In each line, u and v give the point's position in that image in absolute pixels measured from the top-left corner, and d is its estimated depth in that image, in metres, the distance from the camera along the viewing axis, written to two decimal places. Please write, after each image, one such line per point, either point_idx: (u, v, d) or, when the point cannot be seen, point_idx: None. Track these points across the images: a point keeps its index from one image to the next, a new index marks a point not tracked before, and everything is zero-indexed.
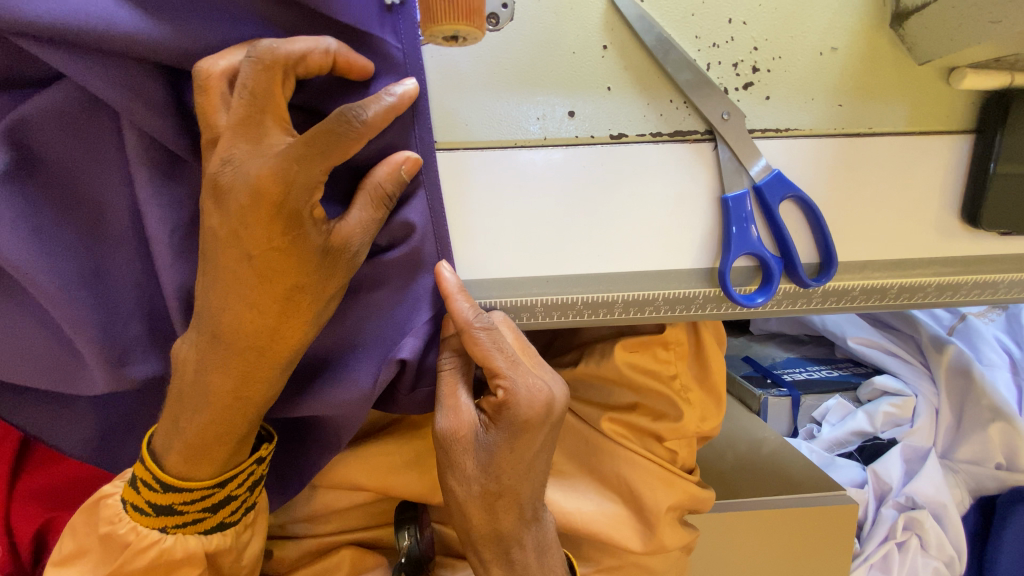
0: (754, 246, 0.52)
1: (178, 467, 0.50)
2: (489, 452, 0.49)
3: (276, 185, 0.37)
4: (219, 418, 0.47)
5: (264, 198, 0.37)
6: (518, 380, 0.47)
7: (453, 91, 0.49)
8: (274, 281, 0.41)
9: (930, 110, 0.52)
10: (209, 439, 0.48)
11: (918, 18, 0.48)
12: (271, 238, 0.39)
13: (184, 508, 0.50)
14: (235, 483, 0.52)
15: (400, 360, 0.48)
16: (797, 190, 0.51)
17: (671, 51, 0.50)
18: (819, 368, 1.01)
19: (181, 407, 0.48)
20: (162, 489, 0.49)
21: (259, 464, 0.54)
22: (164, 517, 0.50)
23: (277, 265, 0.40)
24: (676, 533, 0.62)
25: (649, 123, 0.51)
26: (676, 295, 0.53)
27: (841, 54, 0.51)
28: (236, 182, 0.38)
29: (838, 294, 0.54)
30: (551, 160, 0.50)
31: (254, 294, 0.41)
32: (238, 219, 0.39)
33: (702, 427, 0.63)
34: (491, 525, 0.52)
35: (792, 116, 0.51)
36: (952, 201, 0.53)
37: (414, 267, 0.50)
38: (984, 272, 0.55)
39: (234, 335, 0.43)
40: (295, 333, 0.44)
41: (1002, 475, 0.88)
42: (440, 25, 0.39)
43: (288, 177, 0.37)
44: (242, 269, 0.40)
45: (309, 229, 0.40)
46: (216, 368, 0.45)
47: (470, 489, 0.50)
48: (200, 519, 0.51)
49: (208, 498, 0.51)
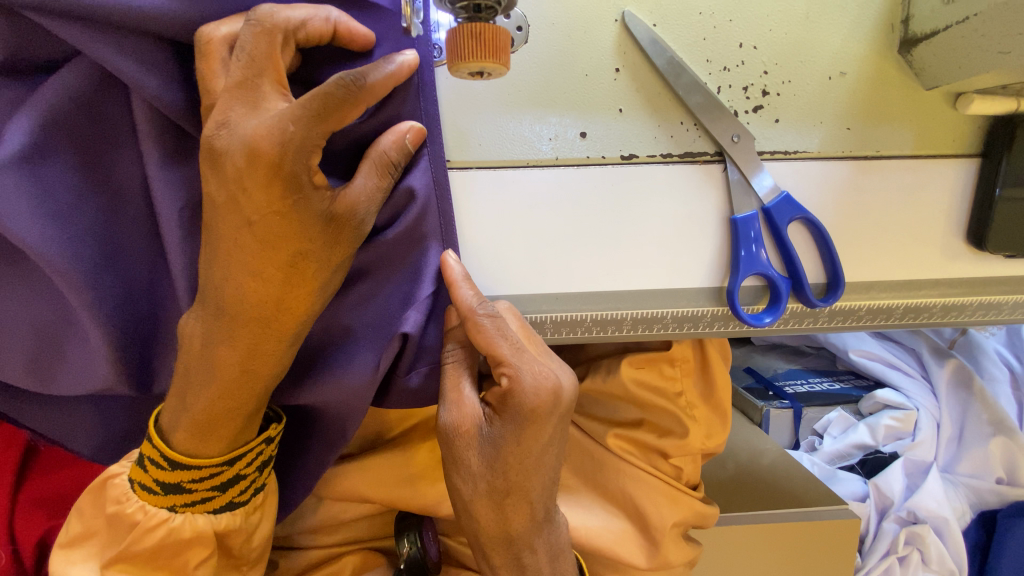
0: (763, 267, 0.52)
1: (185, 445, 0.49)
2: (495, 446, 0.48)
3: (271, 145, 0.36)
4: (227, 394, 0.47)
5: (259, 159, 0.37)
6: (522, 366, 0.46)
7: (467, 110, 0.50)
8: (276, 246, 0.40)
9: (937, 133, 0.53)
10: (216, 415, 0.48)
11: (926, 46, 0.49)
12: (272, 201, 0.38)
13: (192, 486, 0.50)
14: (243, 462, 0.51)
15: (403, 333, 0.48)
16: (805, 212, 0.52)
17: (682, 74, 0.50)
18: (821, 380, 1.02)
19: (186, 383, 0.47)
20: (170, 467, 0.49)
21: (268, 443, 0.53)
22: (173, 496, 0.50)
23: (279, 230, 0.39)
24: (680, 549, 0.62)
25: (660, 144, 0.51)
26: (684, 313, 0.53)
27: (849, 78, 0.52)
28: (232, 146, 0.37)
29: (845, 313, 0.55)
30: (563, 178, 0.51)
31: (257, 262, 0.41)
32: (236, 184, 0.38)
33: (708, 443, 0.63)
34: (500, 525, 0.52)
35: (800, 138, 0.52)
36: (957, 224, 0.54)
37: (417, 240, 0.49)
38: (988, 294, 0.55)
39: (237, 305, 0.42)
40: (300, 303, 0.43)
41: (1002, 489, 0.89)
42: (468, 62, 0.38)
43: (284, 136, 0.36)
44: (243, 234, 0.40)
45: (309, 193, 0.39)
46: (222, 340, 0.44)
47: (476, 488, 0.50)
48: (208, 499, 0.51)
49: (216, 476, 0.50)
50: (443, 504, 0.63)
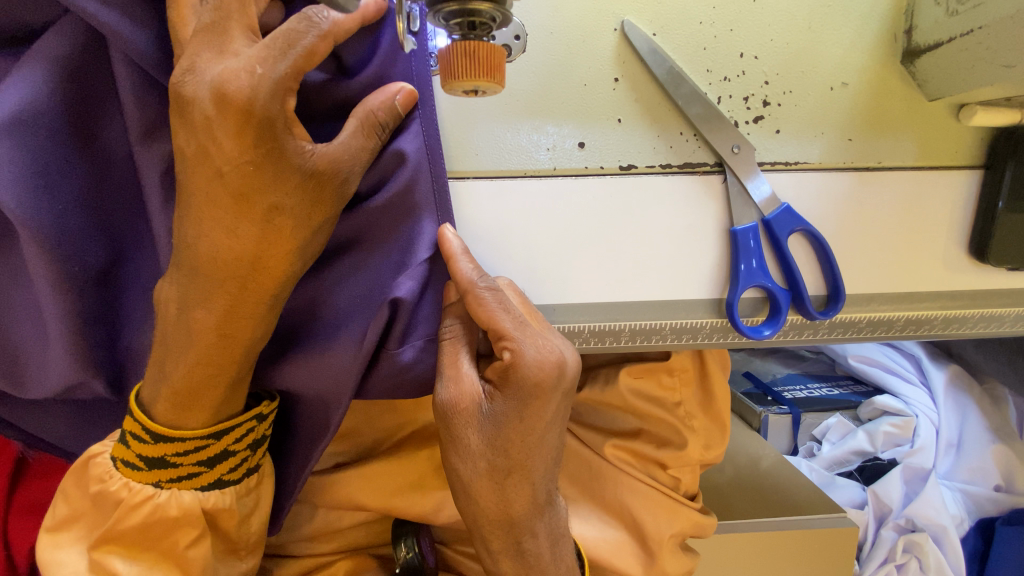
0: (763, 280, 0.51)
1: (166, 416, 0.47)
2: (495, 423, 0.46)
3: (241, 89, 0.36)
4: (206, 360, 0.44)
5: (228, 103, 0.36)
6: (525, 341, 0.45)
7: (466, 120, 0.49)
8: (250, 197, 0.39)
9: (940, 144, 0.52)
10: (197, 384, 0.45)
11: (930, 57, 0.48)
12: (243, 152, 0.38)
13: (177, 461, 0.47)
14: (231, 437, 0.48)
15: (395, 298, 0.45)
16: (806, 224, 0.51)
17: (682, 85, 0.49)
18: (819, 386, 1.02)
19: (165, 351, 0.45)
20: (152, 440, 0.46)
21: (260, 421, 0.49)
22: (157, 472, 0.47)
23: (250, 181, 0.38)
24: (678, 559, 0.62)
25: (659, 155, 0.51)
26: (683, 324, 0.53)
27: (851, 89, 0.51)
28: (198, 91, 0.37)
29: (846, 325, 0.54)
30: (562, 189, 0.50)
31: (229, 218, 0.40)
32: (205, 133, 0.38)
33: (705, 454, 0.62)
34: (502, 506, 0.50)
35: (801, 149, 0.51)
36: (960, 236, 0.53)
37: (408, 209, 0.47)
38: (991, 306, 0.55)
39: (210, 264, 0.41)
40: (278, 263, 0.42)
41: (1000, 496, 0.89)
42: (460, 80, 0.37)
43: (253, 81, 0.36)
44: (214, 187, 0.39)
45: (286, 138, 0.38)
46: (199, 303, 0.43)
47: (476, 467, 0.48)
48: (195, 475, 0.47)
49: (202, 451, 0.47)
50: (441, 512, 0.62)
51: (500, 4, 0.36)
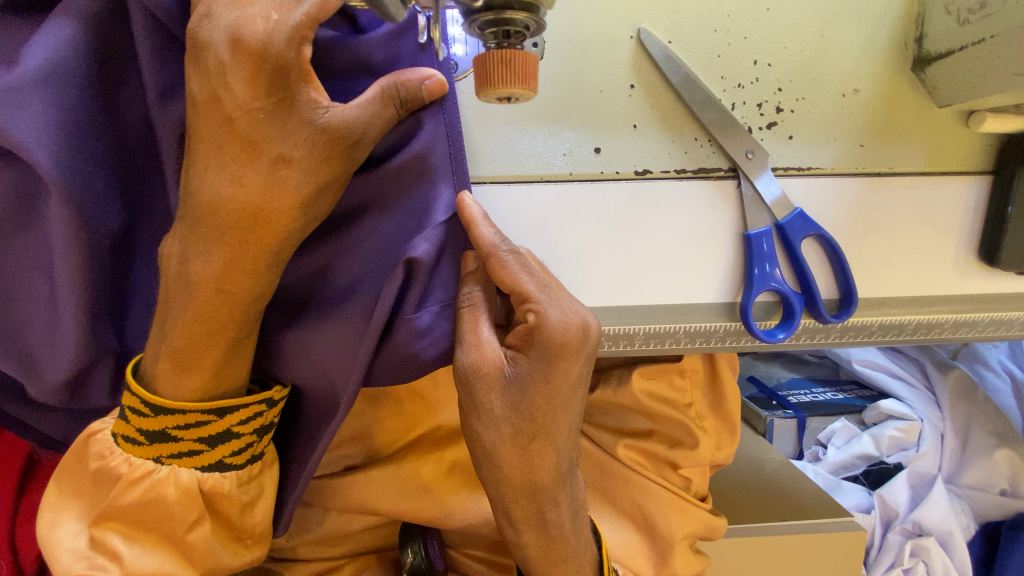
0: (777, 284, 0.52)
1: (168, 382, 0.46)
2: (520, 386, 0.46)
3: (255, 34, 0.36)
4: (203, 316, 0.44)
5: (243, 48, 0.36)
6: (549, 304, 0.45)
7: (482, 125, 0.50)
8: (255, 145, 0.39)
9: (949, 149, 0.53)
10: (196, 343, 0.45)
11: (941, 65, 0.49)
12: (254, 98, 0.37)
13: (178, 435, 0.46)
14: (235, 418, 0.47)
15: (410, 257, 0.44)
16: (819, 229, 0.51)
17: (696, 91, 0.50)
18: (824, 391, 1.03)
19: (167, 308, 0.45)
20: (153, 414, 0.45)
21: (269, 405, 0.48)
22: (159, 446, 0.46)
23: (263, 129, 0.38)
24: (688, 560, 0.62)
25: (674, 160, 0.51)
26: (697, 328, 0.53)
27: (863, 95, 0.52)
28: (214, 35, 0.37)
29: (857, 329, 0.55)
30: (577, 192, 0.51)
31: (236, 166, 0.39)
32: (217, 78, 0.37)
33: (717, 455, 0.63)
34: (526, 472, 0.49)
35: (813, 155, 0.52)
36: (969, 241, 0.54)
37: (423, 173, 0.46)
38: (1001, 310, 0.56)
39: (211, 214, 0.41)
40: (281, 217, 0.41)
41: (1006, 501, 0.89)
42: (497, 88, 0.37)
43: (267, 26, 0.36)
44: (219, 133, 0.39)
45: (299, 88, 0.38)
46: (198, 254, 0.42)
47: (500, 432, 0.48)
48: (196, 452, 0.47)
49: (205, 426, 0.46)
50: (453, 514, 0.62)
51: (534, 12, 0.36)
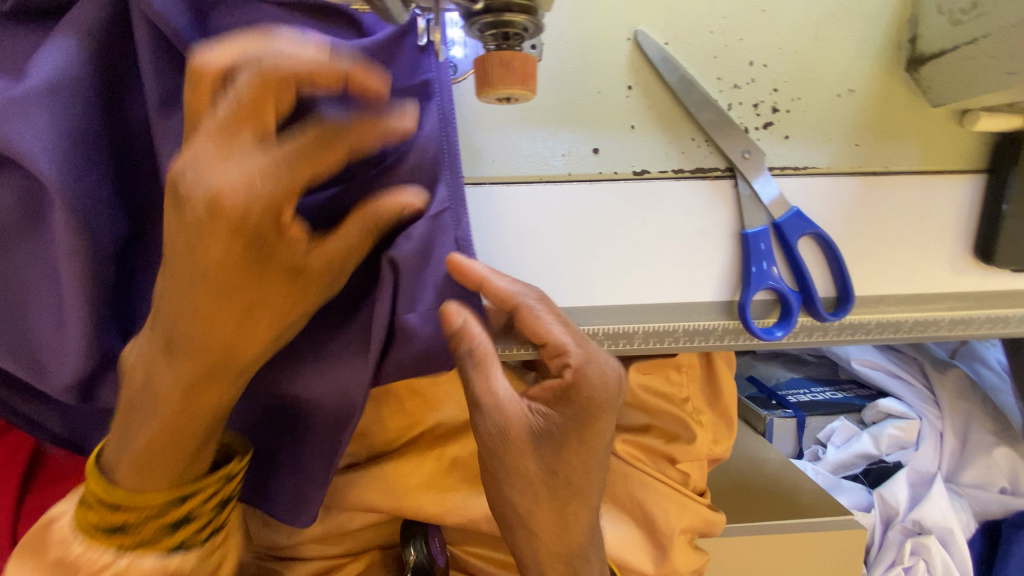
0: (774, 282, 0.52)
1: (128, 488, 0.44)
2: (552, 447, 0.46)
3: (236, 203, 0.32)
4: (184, 409, 0.42)
5: (221, 214, 0.32)
6: (577, 361, 0.45)
7: (482, 126, 0.51)
8: (235, 296, 0.36)
9: (943, 148, 0.53)
10: (159, 454, 0.43)
11: (934, 65, 0.49)
12: (232, 252, 0.34)
13: (137, 531, 0.44)
14: (198, 500, 0.46)
15: (390, 256, 0.44)
16: (815, 227, 0.52)
17: (693, 91, 0.51)
18: (822, 390, 1.03)
19: (128, 419, 0.43)
20: (113, 509, 0.44)
21: (227, 482, 0.48)
22: (115, 539, 0.44)
23: (238, 280, 0.35)
24: (688, 557, 0.63)
25: (671, 160, 0.52)
26: (695, 326, 0.53)
27: (857, 95, 0.52)
28: (194, 191, 0.32)
29: (853, 327, 0.55)
30: (576, 193, 0.51)
31: (199, 290, 0.35)
32: (195, 233, 0.33)
33: (715, 449, 0.63)
34: (562, 535, 0.49)
35: (810, 155, 0.52)
36: (965, 239, 0.55)
37: (426, 179, 0.46)
38: (997, 308, 0.56)
39: (188, 341, 0.38)
40: (264, 321, 0.38)
41: (1005, 499, 0.89)
42: (497, 89, 0.37)
43: (249, 190, 0.31)
44: (195, 288, 0.35)
45: (272, 244, 0.35)
46: (165, 369, 0.40)
47: (534, 495, 0.47)
48: (156, 540, 0.45)
49: (163, 544, 0.45)
50: (454, 513, 0.63)
51: (532, 14, 0.37)
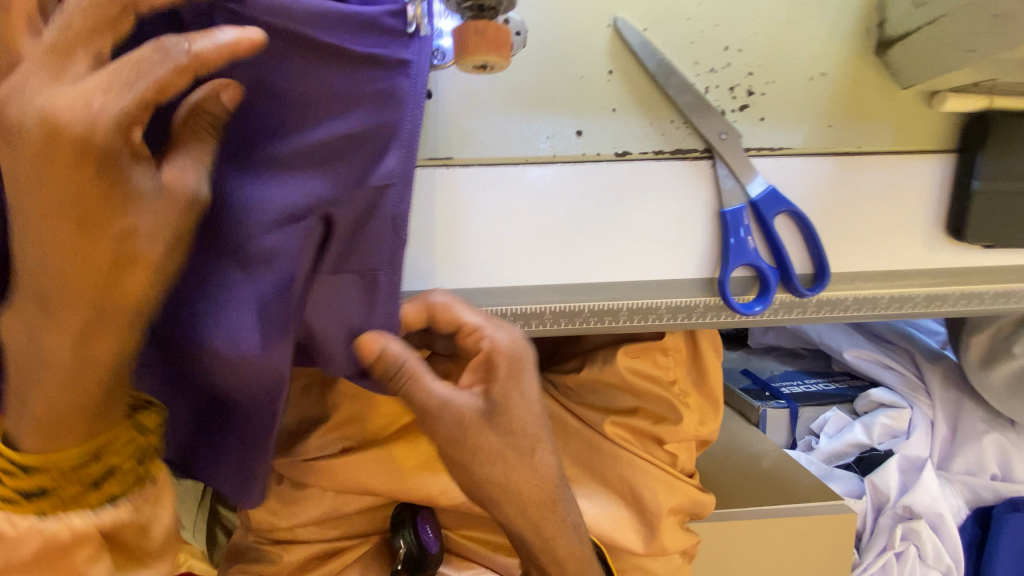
0: (751, 257, 0.54)
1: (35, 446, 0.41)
2: (501, 414, 0.48)
3: (79, 125, 0.32)
4: (77, 384, 0.40)
5: (61, 140, 0.32)
6: (494, 332, 0.49)
7: (470, 110, 0.53)
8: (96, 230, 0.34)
9: (914, 129, 0.56)
10: (63, 415, 0.41)
11: (900, 47, 0.52)
12: (84, 187, 0.33)
13: (61, 483, 0.42)
14: (115, 449, 0.44)
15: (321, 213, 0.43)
16: (790, 205, 0.54)
17: (671, 75, 0.53)
18: (815, 381, 1.05)
19: (24, 381, 0.40)
20: (21, 471, 0.41)
21: (141, 432, 0.46)
22: (38, 500, 0.41)
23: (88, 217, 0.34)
24: (676, 535, 0.65)
25: (652, 142, 0.54)
26: (677, 304, 0.55)
27: (829, 79, 0.55)
28: (27, 119, 0.32)
29: (832, 303, 0.57)
30: (560, 175, 0.53)
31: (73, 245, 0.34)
32: (38, 171, 0.32)
33: (700, 430, 0.65)
34: (536, 475, 0.50)
35: (784, 136, 0.55)
36: (937, 218, 0.57)
37: (373, 141, 0.44)
38: (970, 284, 0.58)
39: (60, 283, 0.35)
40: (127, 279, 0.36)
41: (997, 486, 0.91)
42: (472, 55, 0.41)
43: (92, 114, 0.32)
44: (52, 218, 0.33)
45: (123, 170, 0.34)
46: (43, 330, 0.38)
47: (501, 465, 0.48)
48: (81, 493, 0.43)
49: (83, 500, 0.43)
50: (447, 492, 0.64)
51: None
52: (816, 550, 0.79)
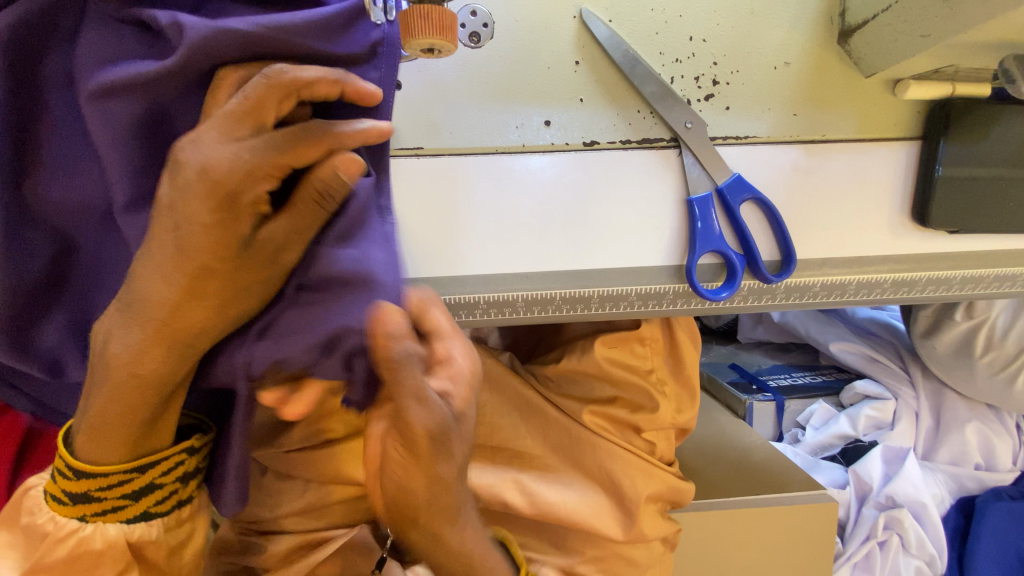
0: (718, 243, 0.55)
1: (86, 452, 0.46)
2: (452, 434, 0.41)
3: (225, 173, 0.36)
4: (125, 399, 0.43)
5: (206, 181, 0.36)
6: (455, 348, 0.43)
7: (440, 102, 0.54)
8: (191, 263, 0.38)
9: (879, 117, 0.57)
10: (112, 420, 0.44)
11: (860, 35, 0.53)
12: (202, 217, 0.37)
13: (100, 495, 0.47)
14: (158, 470, 0.48)
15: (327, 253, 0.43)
16: (754, 191, 0.55)
17: (637, 66, 0.54)
18: (802, 375, 1.06)
19: (90, 387, 0.45)
20: (75, 477, 0.46)
21: (189, 453, 0.49)
22: (81, 506, 0.47)
23: (198, 245, 0.37)
24: (655, 523, 0.66)
25: (619, 131, 0.55)
26: (648, 291, 0.56)
27: (793, 67, 0.56)
28: (189, 160, 0.36)
29: (800, 289, 0.58)
30: (531, 165, 0.54)
31: (162, 270, 0.38)
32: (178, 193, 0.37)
33: (678, 418, 0.66)
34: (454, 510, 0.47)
35: (749, 124, 0.56)
36: (903, 204, 0.58)
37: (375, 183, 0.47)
38: (938, 269, 0.59)
39: (144, 304, 0.40)
40: (211, 326, 0.42)
41: (981, 475, 0.92)
42: (417, 39, 0.41)
43: (235, 162, 0.36)
44: (163, 251, 0.38)
45: (245, 219, 0.37)
46: (119, 337, 0.41)
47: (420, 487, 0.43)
48: (119, 507, 0.47)
49: (121, 511, 0.48)
50: None
51: None
52: (797, 538, 0.79)
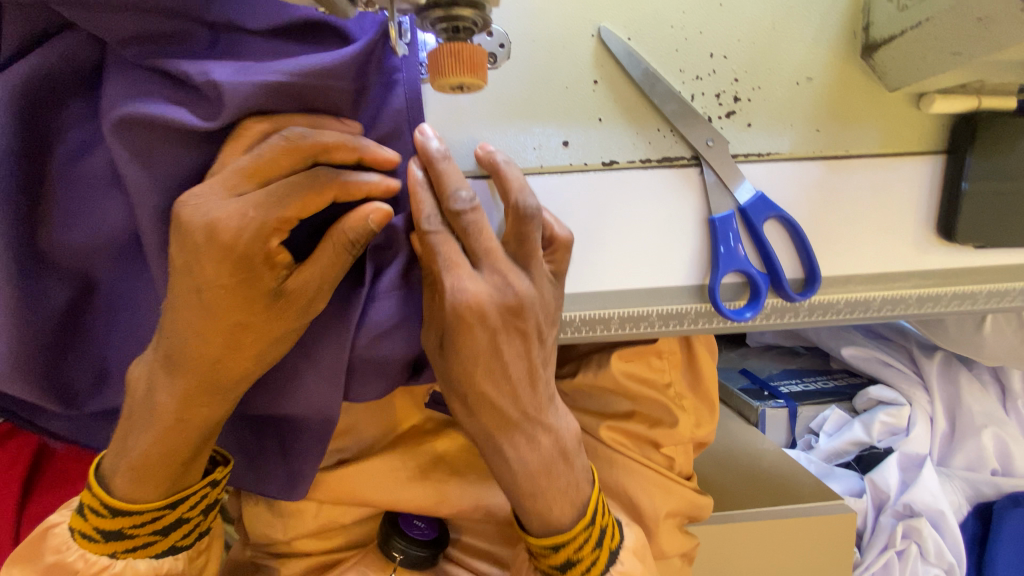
0: (742, 263, 0.54)
1: (124, 492, 0.48)
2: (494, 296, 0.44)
3: (235, 231, 0.38)
4: (164, 439, 0.47)
5: (217, 240, 0.38)
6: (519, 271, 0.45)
7: (455, 123, 0.53)
8: (225, 315, 0.42)
9: (903, 132, 0.55)
10: (155, 461, 0.47)
11: (886, 50, 0.52)
12: (221, 276, 0.40)
13: (134, 532, 0.48)
14: (186, 506, 0.50)
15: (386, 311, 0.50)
16: (779, 210, 0.54)
17: (657, 84, 0.53)
18: (814, 380, 1.05)
19: (129, 428, 0.47)
20: (110, 515, 0.47)
21: (212, 486, 0.52)
22: (114, 543, 0.48)
23: (225, 303, 0.41)
24: (675, 539, 0.65)
25: (639, 150, 0.54)
26: (668, 310, 0.55)
27: (816, 82, 0.54)
28: (197, 221, 0.39)
29: (823, 307, 0.57)
30: (548, 185, 0.53)
31: (201, 324, 0.42)
32: (195, 255, 0.39)
33: (698, 432, 0.65)
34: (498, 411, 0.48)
35: (771, 141, 0.54)
36: (927, 219, 0.57)
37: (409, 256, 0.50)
38: (963, 284, 0.58)
39: (184, 356, 0.43)
40: (239, 365, 0.45)
41: (997, 480, 0.90)
42: (448, 77, 0.39)
43: (244, 221, 0.38)
44: (190, 297, 0.41)
45: (261, 274, 0.41)
46: (163, 387, 0.45)
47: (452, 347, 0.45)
48: (150, 543, 0.49)
49: (151, 546, 0.49)
50: (443, 503, 0.64)
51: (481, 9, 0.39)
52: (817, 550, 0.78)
